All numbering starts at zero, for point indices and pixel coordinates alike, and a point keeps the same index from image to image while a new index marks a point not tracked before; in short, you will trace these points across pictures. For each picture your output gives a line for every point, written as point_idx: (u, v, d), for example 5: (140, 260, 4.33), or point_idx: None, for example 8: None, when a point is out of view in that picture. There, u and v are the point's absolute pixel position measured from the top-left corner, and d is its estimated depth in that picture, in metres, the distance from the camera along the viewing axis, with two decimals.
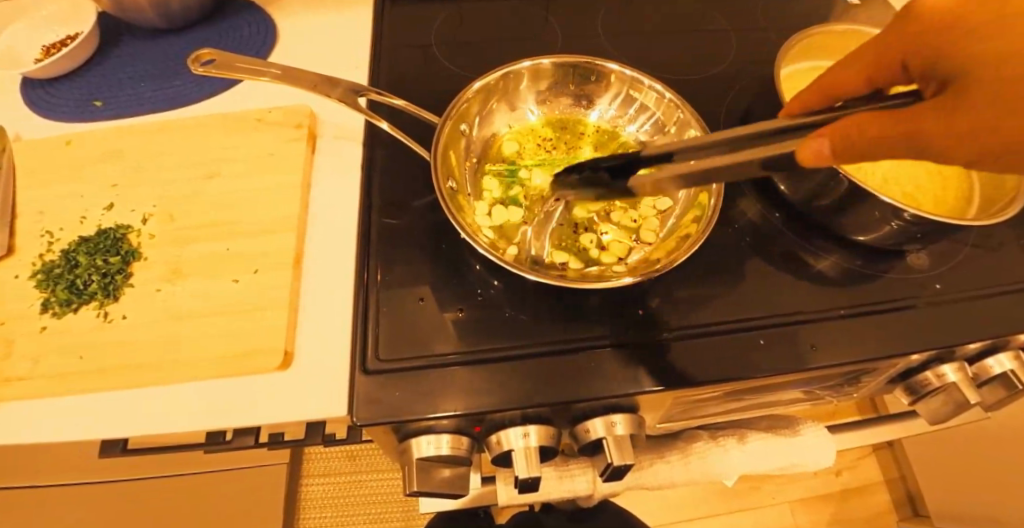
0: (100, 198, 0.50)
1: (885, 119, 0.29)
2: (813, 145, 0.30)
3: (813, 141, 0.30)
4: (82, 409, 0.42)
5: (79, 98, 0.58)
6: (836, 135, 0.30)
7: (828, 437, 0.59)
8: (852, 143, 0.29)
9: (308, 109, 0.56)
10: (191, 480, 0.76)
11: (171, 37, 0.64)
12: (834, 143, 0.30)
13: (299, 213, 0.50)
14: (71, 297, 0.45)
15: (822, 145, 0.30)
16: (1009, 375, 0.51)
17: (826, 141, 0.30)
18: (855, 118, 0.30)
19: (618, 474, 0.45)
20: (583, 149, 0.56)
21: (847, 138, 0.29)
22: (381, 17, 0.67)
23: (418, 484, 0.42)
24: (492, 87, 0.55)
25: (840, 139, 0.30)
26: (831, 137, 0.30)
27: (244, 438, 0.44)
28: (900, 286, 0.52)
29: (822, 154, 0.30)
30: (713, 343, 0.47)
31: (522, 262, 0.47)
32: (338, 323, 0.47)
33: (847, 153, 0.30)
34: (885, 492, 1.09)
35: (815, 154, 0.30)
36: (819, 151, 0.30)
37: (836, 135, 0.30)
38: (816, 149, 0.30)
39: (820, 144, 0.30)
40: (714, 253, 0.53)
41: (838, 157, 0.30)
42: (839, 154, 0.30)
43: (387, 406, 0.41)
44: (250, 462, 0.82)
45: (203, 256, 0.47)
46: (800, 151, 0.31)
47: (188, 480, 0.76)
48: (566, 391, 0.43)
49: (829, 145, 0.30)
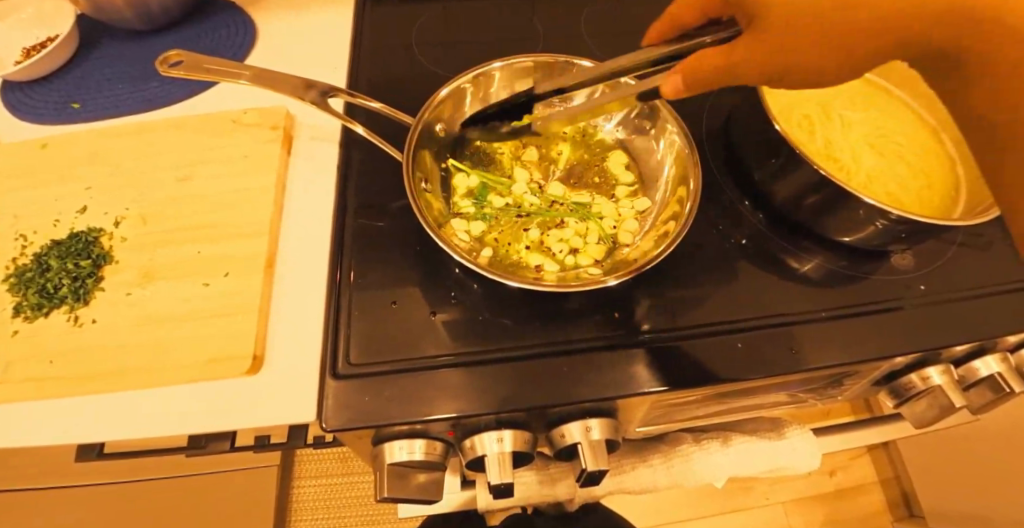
0: (75, 202, 0.50)
1: (714, 51, 0.34)
2: (670, 81, 0.36)
3: (669, 79, 0.36)
4: (51, 415, 0.42)
5: (57, 101, 0.58)
6: (685, 73, 0.35)
7: (813, 439, 0.58)
8: (702, 75, 0.34)
9: (284, 110, 0.55)
10: (206, 478, 0.73)
11: (151, 39, 0.63)
12: (685, 80, 0.35)
13: (273, 217, 0.50)
14: (42, 301, 0.45)
15: (676, 80, 0.36)
16: (997, 379, 0.50)
17: (679, 77, 0.35)
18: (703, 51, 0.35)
19: (594, 478, 0.44)
20: (561, 147, 0.56)
21: (696, 69, 0.35)
22: (362, 19, 0.66)
23: (390, 490, 0.42)
24: (462, 90, 0.54)
25: (688, 73, 0.35)
26: (683, 73, 0.35)
27: (219, 442, 0.44)
28: (885, 288, 0.51)
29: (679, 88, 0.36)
30: (694, 345, 0.46)
31: (496, 266, 0.46)
32: (312, 328, 0.47)
33: (697, 86, 0.35)
34: (879, 491, 1.09)
35: (672, 90, 0.36)
36: (676, 87, 0.36)
37: (686, 69, 0.35)
38: (673, 86, 0.36)
39: (675, 81, 0.36)
40: (697, 254, 0.52)
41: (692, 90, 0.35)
42: (691, 85, 0.35)
43: (358, 412, 0.41)
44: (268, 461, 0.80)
45: (176, 259, 0.47)
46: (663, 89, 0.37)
47: (203, 478, 0.73)
48: (543, 395, 0.43)
49: (681, 80, 0.35)
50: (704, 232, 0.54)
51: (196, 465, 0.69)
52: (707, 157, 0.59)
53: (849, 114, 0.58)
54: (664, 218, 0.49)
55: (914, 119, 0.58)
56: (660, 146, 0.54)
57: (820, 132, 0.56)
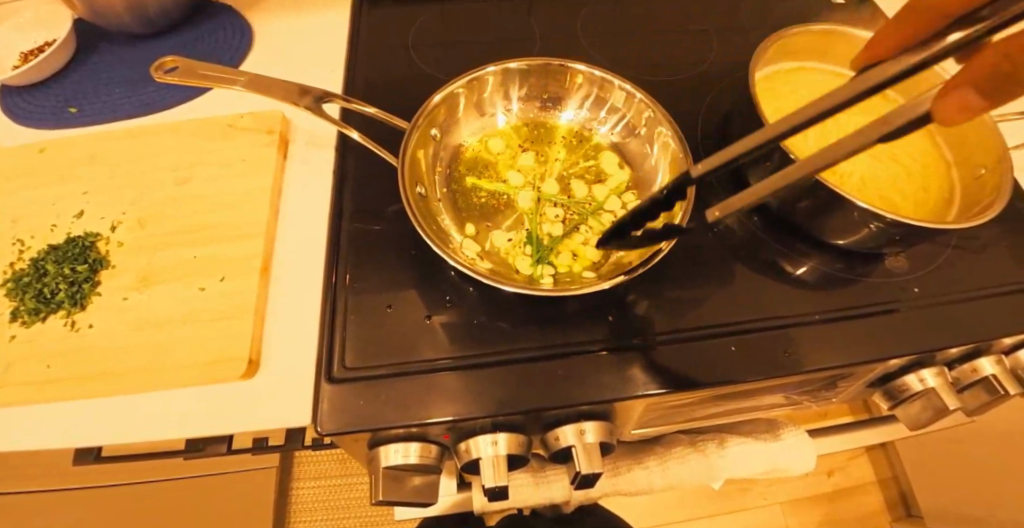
0: (72, 205, 0.50)
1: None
2: (953, 100, 0.26)
3: (953, 94, 0.26)
4: (48, 419, 0.42)
5: (54, 105, 0.58)
6: (982, 85, 0.26)
7: (809, 440, 0.58)
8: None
9: (281, 114, 0.55)
10: (209, 480, 0.74)
11: (148, 43, 0.64)
12: (982, 95, 0.26)
13: (269, 221, 0.50)
14: (39, 306, 0.45)
15: (964, 97, 0.26)
16: (991, 380, 0.50)
17: (971, 91, 0.26)
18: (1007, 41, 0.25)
19: (589, 481, 0.44)
20: (555, 148, 0.56)
21: (993, 81, 0.25)
22: (359, 22, 0.66)
23: (385, 492, 0.42)
24: (456, 94, 0.54)
25: (987, 83, 0.26)
26: (977, 83, 0.26)
27: (216, 445, 0.44)
28: (880, 290, 0.51)
29: (969, 108, 0.26)
30: (690, 349, 0.46)
31: (491, 270, 0.46)
32: (308, 331, 0.47)
33: (996, 94, 0.26)
34: (877, 491, 1.09)
35: (958, 110, 0.26)
36: (964, 105, 0.26)
37: (979, 81, 0.26)
38: (959, 102, 0.26)
39: (966, 96, 0.26)
40: (693, 256, 0.53)
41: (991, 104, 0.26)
42: (988, 99, 0.26)
43: (353, 416, 0.41)
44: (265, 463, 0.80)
45: (173, 264, 0.47)
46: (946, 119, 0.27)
47: (206, 480, 0.74)
48: (537, 399, 0.43)
49: (975, 94, 0.26)
50: (700, 234, 0.54)
51: (194, 467, 0.69)
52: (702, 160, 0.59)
53: (844, 116, 0.58)
54: (660, 221, 0.49)
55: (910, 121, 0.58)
56: (653, 149, 0.54)
57: (814, 136, 0.56)
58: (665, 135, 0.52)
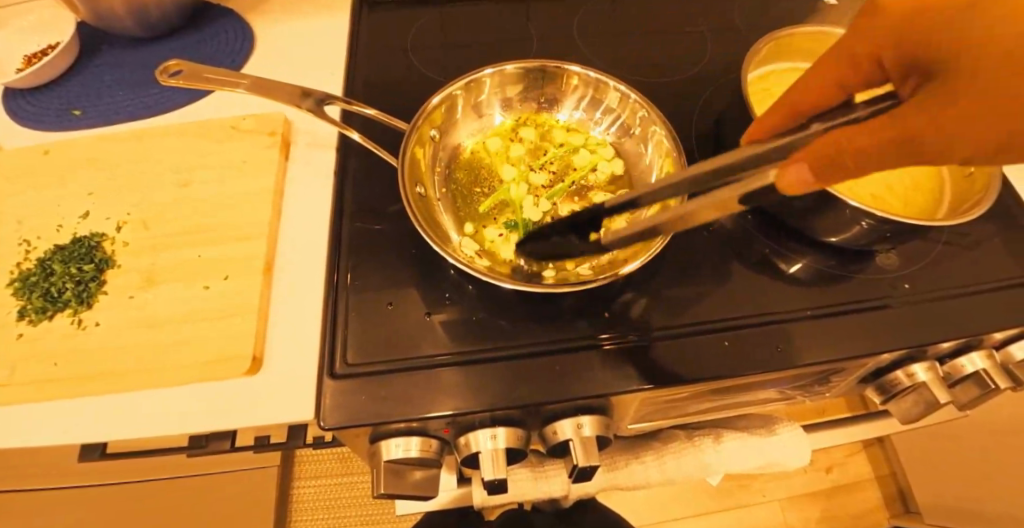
0: (77, 206, 0.51)
1: (859, 130, 0.26)
2: (791, 171, 0.28)
3: (790, 169, 0.28)
4: (54, 417, 0.43)
5: (58, 107, 0.59)
6: (814, 162, 0.27)
7: (803, 436, 0.59)
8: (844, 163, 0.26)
9: (282, 116, 0.56)
10: (212, 479, 0.75)
11: (150, 46, 0.64)
12: (814, 170, 0.27)
13: (271, 221, 0.51)
14: (46, 305, 0.46)
15: (802, 171, 0.27)
16: (981, 375, 0.51)
17: (804, 166, 0.27)
18: (839, 133, 0.27)
19: (586, 475, 0.45)
20: (547, 155, 0.56)
21: (828, 162, 0.26)
22: (359, 23, 0.67)
23: (386, 486, 0.43)
24: (455, 96, 0.55)
25: (819, 162, 0.27)
26: (810, 162, 0.27)
27: (220, 442, 0.45)
28: (871, 286, 0.52)
29: (803, 183, 0.28)
30: (684, 344, 0.47)
31: (491, 269, 0.47)
32: (311, 329, 0.48)
33: (829, 177, 0.27)
34: (875, 488, 1.10)
35: (796, 182, 0.28)
36: (801, 179, 0.28)
37: (815, 159, 0.27)
38: (796, 178, 0.28)
39: (799, 171, 0.27)
40: (688, 253, 0.54)
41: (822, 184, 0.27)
42: (822, 179, 0.27)
43: (355, 412, 0.42)
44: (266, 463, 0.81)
45: (176, 264, 0.48)
46: (780, 181, 0.28)
47: (208, 478, 0.74)
48: (535, 394, 0.44)
49: (808, 172, 0.27)
50: (695, 232, 0.55)
51: (192, 464, 0.70)
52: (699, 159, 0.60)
53: None
54: (655, 220, 0.50)
55: None
56: (648, 149, 0.55)
57: None
58: (660, 135, 0.53)
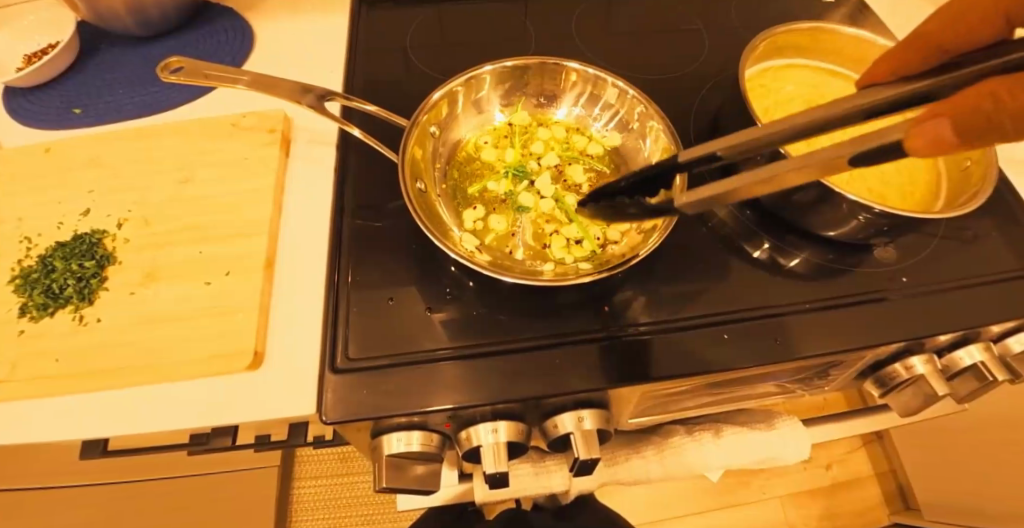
0: (78, 204, 0.51)
1: (1002, 89, 0.24)
2: (927, 129, 0.26)
3: (927, 124, 0.26)
4: (57, 413, 0.43)
5: (59, 106, 0.59)
6: (955, 118, 0.25)
7: (802, 430, 0.59)
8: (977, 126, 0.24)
9: (282, 113, 0.57)
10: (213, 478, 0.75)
11: (150, 45, 0.65)
12: (956, 128, 0.25)
13: (272, 216, 0.51)
14: (48, 302, 0.46)
15: (937, 128, 0.25)
16: (980, 367, 0.52)
17: (947, 122, 0.25)
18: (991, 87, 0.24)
19: (587, 467, 0.46)
20: (539, 146, 0.56)
21: (972, 114, 0.24)
22: (357, 21, 0.68)
23: (388, 480, 0.43)
24: (456, 92, 0.55)
25: (961, 116, 0.25)
26: (949, 121, 0.25)
27: (222, 439, 0.45)
28: (869, 279, 0.52)
29: (942, 141, 0.25)
30: (684, 337, 0.47)
31: (492, 265, 0.47)
32: (312, 324, 0.48)
33: (975, 138, 0.25)
34: (875, 486, 1.10)
35: (931, 141, 0.26)
36: (936, 137, 0.25)
37: (955, 114, 0.25)
38: (933, 134, 0.25)
39: (939, 126, 0.25)
40: (687, 246, 0.54)
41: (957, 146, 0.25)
42: (962, 138, 0.25)
43: (357, 405, 0.42)
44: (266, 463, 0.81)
45: (177, 260, 0.48)
46: (909, 139, 0.26)
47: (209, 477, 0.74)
48: (536, 387, 0.44)
49: (948, 128, 0.25)
50: (694, 227, 0.55)
51: (192, 463, 0.70)
52: None
53: None
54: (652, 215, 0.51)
55: None
56: (647, 143, 0.55)
57: None
58: (658, 130, 0.53)
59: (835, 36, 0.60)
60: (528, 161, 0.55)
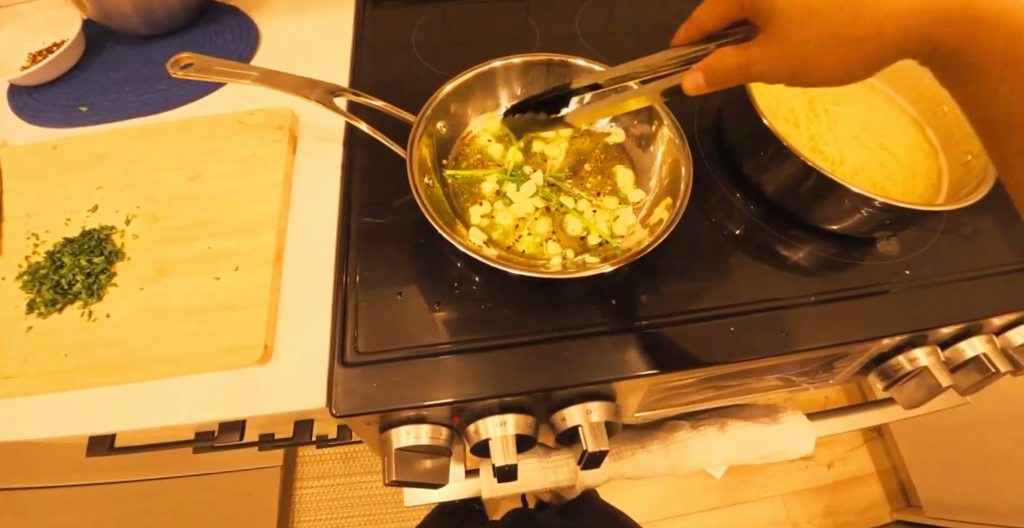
0: (86, 200, 0.51)
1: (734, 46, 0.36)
2: (691, 77, 0.37)
3: (691, 75, 0.36)
4: (65, 407, 0.43)
5: (65, 105, 0.59)
6: (708, 71, 0.36)
7: (806, 423, 0.59)
8: (718, 75, 0.36)
9: (289, 111, 0.57)
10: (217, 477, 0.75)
11: (156, 44, 0.65)
12: (707, 76, 0.36)
13: (280, 211, 0.51)
14: (56, 297, 0.46)
15: (697, 78, 0.36)
16: (982, 359, 0.52)
17: (699, 74, 0.36)
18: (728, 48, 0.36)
19: (595, 460, 0.46)
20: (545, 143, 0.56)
21: (716, 66, 0.36)
22: (362, 20, 0.68)
23: (398, 473, 0.43)
24: (464, 88, 0.56)
25: (711, 69, 0.36)
26: (704, 71, 0.36)
27: (230, 435, 0.44)
28: (873, 273, 0.53)
29: (700, 84, 0.36)
30: (690, 331, 0.48)
31: (501, 260, 0.47)
32: (321, 320, 0.48)
33: (717, 81, 0.36)
34: (877, 483, 1.11)
35: (694, 85, 0.37)
36: (697, 83, 0.36)
37: (707, 67, 0.36)
38: (694, 82, 0.37)
39: (697, 78, 0.36)
40: (690, 240, 0.54)
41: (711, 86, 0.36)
42: (712, 83, 0.36)
43: (366, 398, 0.42)
44: None
45: (186, 255, 0.48)
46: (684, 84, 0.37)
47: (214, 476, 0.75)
48: (544, 380, 0.44)
49: (702, 78, 0.36)
50: (699, 222, 0.56)
51: (197, 461, 0.70)
52: (702, 153, 0.61)
53: (835, 108, 0.60)
54: (657, 210, 0.51)
55: (896, 111, 0.60)
56: (652, 138, 0.55)
57: (807, 127, 0.58)
58: (664, 126, 0.53)
59: None
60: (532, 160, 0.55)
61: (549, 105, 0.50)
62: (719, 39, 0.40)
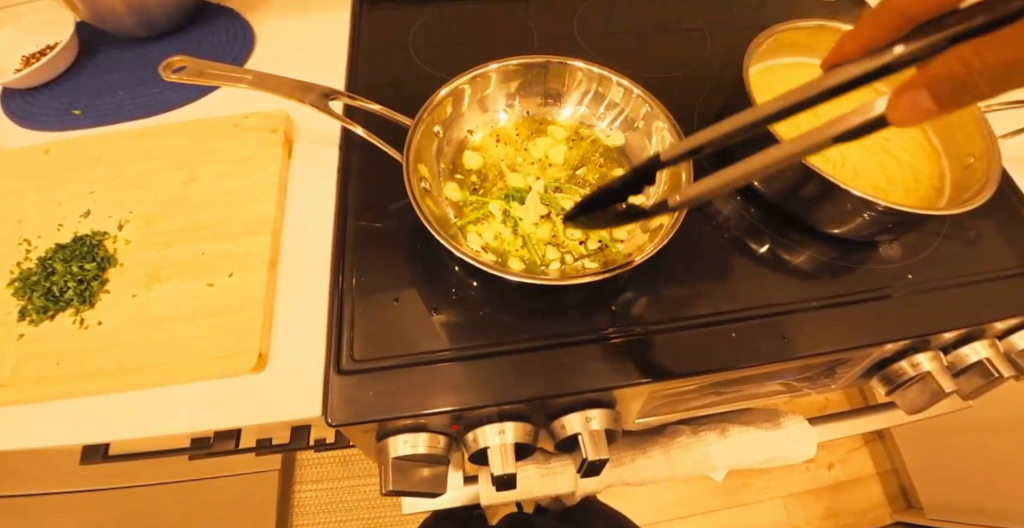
0: (78, 205, 0.51)
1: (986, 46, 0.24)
2: (907, 101, 0.26)
3: (906, 97, 0.26)
4: (56, 416, 0.42)
5: (58, 107, 0.58)
6: (934, 87, 0.26)
7: (808, 428, 0.59)
8: (956, 92, 0.25)
9: (284, 113, 0.56)
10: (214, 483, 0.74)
11: (150, 45, 0.64)
12: (935, 96, 0.26)
13: (275, 216, 0.51)
14: (48, 304, 0.45)
15: (916, 98, 0.26)
16: (985, 364, 0.51)
17: (921, 96, 0.26)
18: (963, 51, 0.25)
19: (595, 469, 0.45)
20: (544, 147, 0.56)
21: (944, 86, 0.25)
22: (358, 21, 0.67)
23: (395, 482, 0.42)
24: (460, 91, 0.55)
25: (941, 88, 0.25)
26: (927, 90, 0.26)
27: (225, 442, 0.44)
28: (874, 276, 0.52)
29: (923, 108, 0.26)
30: (690, 338, 0.47)
31: (498, 266, 0.47)
32: (317, 325, 0.47)
33: (951, 103, 0.26)
34: (878, 485, 1.10)
35: (911, 108, 0.26)
36: (918, 105, 0.26)
37: (929, 86, 0.26)
38: (911, 105, 0.26)
39: (916, 99, 0.26)
40: (690, 245, 0.54)
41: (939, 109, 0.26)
42: (943, 105, 0.26)
43: (362, 407, 0.41)
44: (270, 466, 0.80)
45: (179, 261, 0.48)
46: (895, 112, 0.27)
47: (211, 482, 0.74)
48: (543, 388, 0.44)
49: (928, 96, 0.26)
50: (699, 226, 0.55)
51: (195, 467, 0.69)
52: None
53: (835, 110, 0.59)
54: (658, 214, 0.50)
55: None
56: (652, 140, 0.55)
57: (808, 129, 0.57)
58: (663, 129, 0.53)
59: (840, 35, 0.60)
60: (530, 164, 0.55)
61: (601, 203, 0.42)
62: (912, 37, 0.31)
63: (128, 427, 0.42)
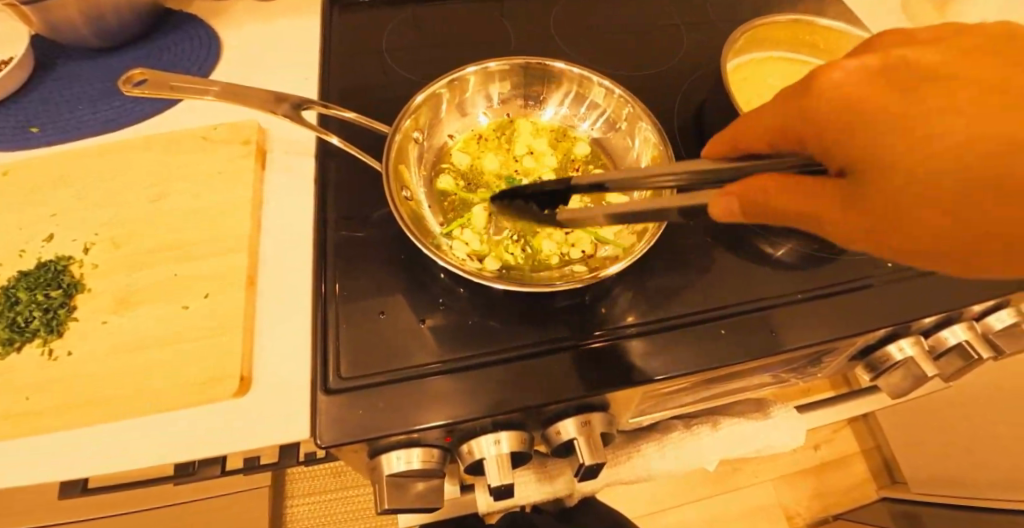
0: (40, 229, 0.48)
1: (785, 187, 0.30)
2: (723, 203, 0.32)
3: (721, 199, 0.32)
4: (28, 455, 0.40)
5: (13, 125, 0.55)
6: (743, 198, 0.31)
7: (797, 416, 0.60)
8: (760, 206, 0.30)
9: (255, 124, 0.54)
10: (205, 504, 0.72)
11: (109, 56, 0.61)
12: (741, 204, 0.31)
13: (251, 233, 0.49)
14: (13, 336, 0.43)
15: (731, 203, 0.31)
16: (964, 345, 0.53)
17: (733, 199, 0.31)
18: (786, 179, 0.30)
19: (593, 472, 0.45)
20: (528, 151, 0.55)
21: (756, 199, 0.30)
22: (329, 25, 0.65)
23: (391, 501, 0.41)
24: (439, 94, 0.54)
25: (747, 196, 0.31)
26: (738, 199, 0.31)
27: (210, 468, 0.43)
28: (857, 266, 0.53)
29: (732, 212, 0.31)
30: (680, 336, 0.47)
31: (487, 273, 0.46)
32: (301, 343, 0.46)
33: (751, 214, 0.31)
34: (862, 462, 1.13)
35: (725, 211, 0.32)
36: (728, 209, 0.31)
37: (746, 193, 0.31)
38: (725, 208, 0.31)
39: (727, 202, 0.31)
40: (675, 242, 0.53)
41: (747, 216, 0.31)
42: (745, 213, 0.31)
43: (352, 426, 0.40)
44: (257, 484, 0.78)
45: (152, 284, 0.46)
46: (710, 205, 0.32)
47: (202, 504, 0.72)
48: (535, 396, 0.43)
49: (735, 204, 0.31)
50: (683, 223, 0.55)
51: (182, 491, 0.67)
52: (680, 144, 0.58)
53: None
54: None
55: None
56: (635, 142, 0.54)
57: None
58: (647, 131, 0.52)
59: (812, 28, 0.60)
60: (515, 167, 0.54)
61: (553, 200, 0.39)
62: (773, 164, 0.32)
63: (125, 439, 0.41)
